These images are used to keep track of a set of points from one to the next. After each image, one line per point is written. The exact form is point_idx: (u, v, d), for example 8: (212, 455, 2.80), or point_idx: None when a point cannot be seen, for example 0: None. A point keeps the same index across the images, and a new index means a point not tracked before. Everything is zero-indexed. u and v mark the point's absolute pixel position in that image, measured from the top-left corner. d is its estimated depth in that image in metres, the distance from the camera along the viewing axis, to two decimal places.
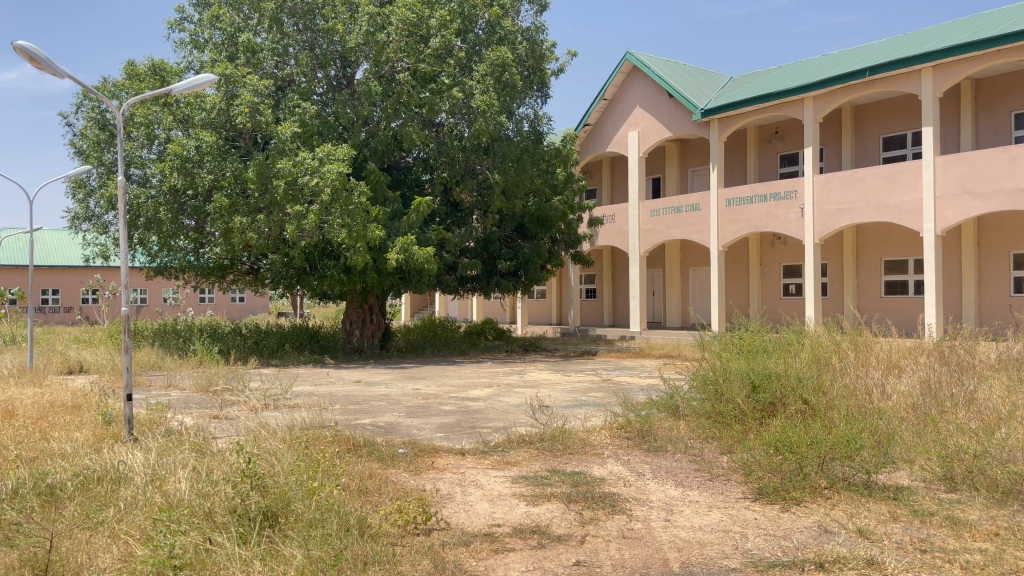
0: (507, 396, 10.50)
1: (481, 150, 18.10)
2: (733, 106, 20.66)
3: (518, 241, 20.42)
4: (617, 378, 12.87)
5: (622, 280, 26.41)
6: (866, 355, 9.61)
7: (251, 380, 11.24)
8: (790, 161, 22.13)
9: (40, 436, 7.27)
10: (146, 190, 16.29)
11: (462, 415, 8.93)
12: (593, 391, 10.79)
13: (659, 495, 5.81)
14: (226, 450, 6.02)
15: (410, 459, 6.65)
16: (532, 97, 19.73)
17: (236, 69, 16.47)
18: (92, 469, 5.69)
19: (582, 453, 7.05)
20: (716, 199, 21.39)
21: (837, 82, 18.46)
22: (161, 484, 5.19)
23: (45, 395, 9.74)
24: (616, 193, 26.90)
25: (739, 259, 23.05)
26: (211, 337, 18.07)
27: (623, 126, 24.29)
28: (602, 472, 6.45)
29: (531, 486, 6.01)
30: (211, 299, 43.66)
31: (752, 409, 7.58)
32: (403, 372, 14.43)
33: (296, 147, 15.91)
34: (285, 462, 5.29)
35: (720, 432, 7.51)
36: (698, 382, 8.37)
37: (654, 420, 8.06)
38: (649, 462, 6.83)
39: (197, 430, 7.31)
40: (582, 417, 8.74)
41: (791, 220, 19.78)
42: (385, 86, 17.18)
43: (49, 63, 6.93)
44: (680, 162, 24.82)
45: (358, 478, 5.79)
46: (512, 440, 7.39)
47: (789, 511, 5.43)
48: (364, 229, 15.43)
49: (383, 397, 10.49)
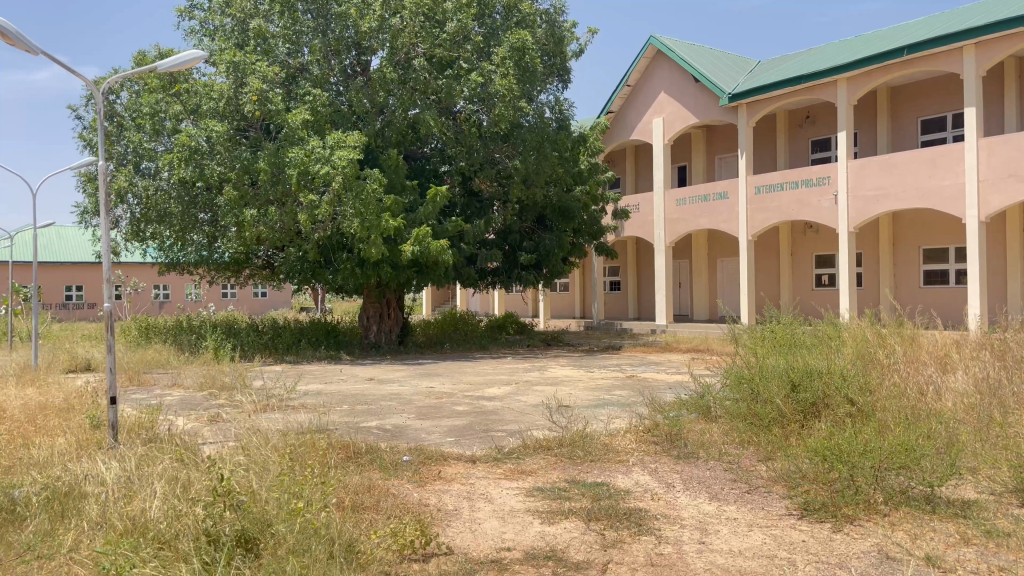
0: (526, 395, 9.87)
1: (500, 137, 17.50)
2: (762, 90, 19.83)
3: (538, 233, 19.72)
4: (642, 374, 12.16)
5: (647, 271, 25.62)
6: (914, 350, 8.83)
7: (256, 379, 10.71)
8: (822, 146, 21.24)
9: (21, 442, 6.81)
10: (156, 183, 16.06)
11: (476, 417, 8.31)
12: (616, 390, 10.13)
13: (691, 511, 5.15)
14: (211, 461, 5.45)
15: (414, 468, 6.04)
16: (553, 84, 18.99)
17: (245, 56, 16.01)
18: (61, 482, 5.14)
19: (603, 461, 6.40)
20: (745, 186, 20.59)
21: (872, 62, 17.57)
22: (129, 500, 4.62)
23: (38, 396, 9.26)
24: (640, 181, 26.12)
25: (769, 249, 22.21)
26: (225, 334, 17.67)
27: (646, 113, 23.52)
28: (627, 483, 5.80)
29: (547, 500, 5.37)
30: (233, 295, 43.42)
31: (792, 411, 6.91)
32: (419, 369, 13.82)
33: (308, 135, 15.38)
34: (267, 479, 4.71)
35: (757, 435, 6.83)
36: (731, 380, 7.68)
37: (684, 422, 7.38)
38: (680, 471, 6.17)
39: (188, 435, 6.77)
40: (604, 419, 8.07)
41: (824, 208, 18.92)
42: (402, 73, 16.53)
43: (20, 38, 6.39)
44: (707, 149, 23.99)
45: (353, 493, 5.21)
46: (528, 445, 6.75)
47: (842, 532, 4.77)
48: (377, 219, 14.84)
49: (394, 396, 9.91)
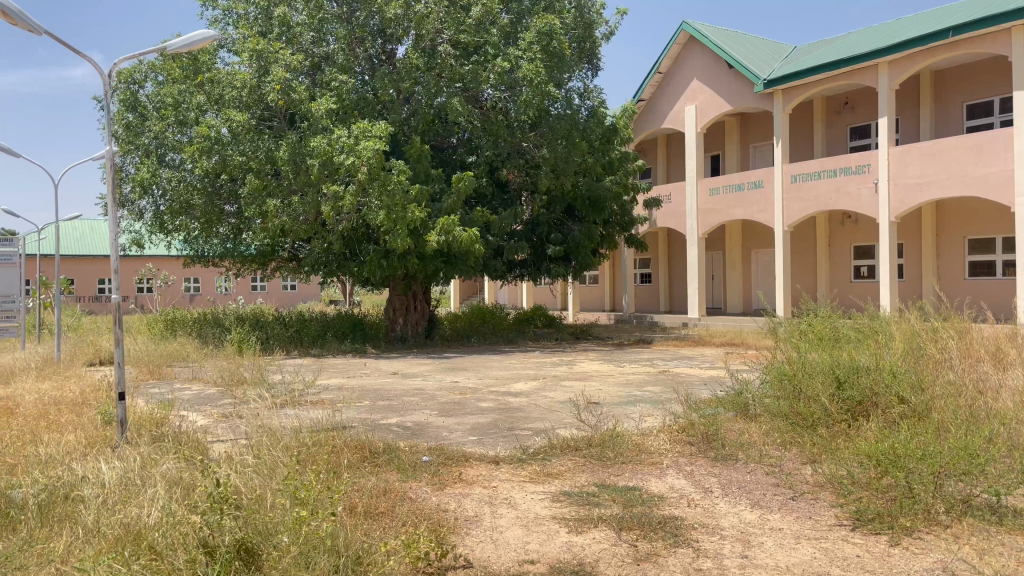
0: (552, 391, 9.49)
1: (527, 126, 17.09)
2: (799, 75, 19.18)
3: (567, 224, 19.27)
4: (675, 369, 11.69)
5: (679, 263, 25.05)
6: (969, 346, 8.28)
7: (276, 373, 10.45)
8: (861, 133, 20.52)
9: (28, 438, 6.60)
10: (180, 174, 15.92)
11: (502, 414, 7.95)
12: (647, 385, 9.70)
13: (730, 520, 4.74)
14: (220, 461, 5.15)
15: (434, 469, 5.69)
16: (583, 71, 18.53)
17: (269, 44, 15.82)
18: (62, 483, 4.87)
19: (636, 464, 5.99)
20: (781, 175, 19.97)
21: (914, 45, 16.87)
22: (126, 504, 4.33)
23: (56, 390, 9.10)
24: (672, 170, 25.52)
25: (806, 240, 21.54)
26: (251, 326, 17.51)
27: (678, 101, 22.95)
28: (661, 488, 5.39)
29: (574, 506, 4.98)
30: (263, 288, 43.58)
31: (838, 410, 6.47)
32: (445, 363, 13.49)
33: (332, 124, 15.15)
34: (272, 486, 4.36)
35: (801, 436, 6.39)
36: (772, 377, 7.24)
37: (721, 421, 6.93)
38: (718, 474, 5.75)
39: (199, 433, 6.51)
40: (637, 417, 7.64)
41: (863, 196, 18.25)
42: (427, 60, 16.21)
43: (23, 17, 6.13)
44: (741, 138, 23.36)
45: (367, 496, 4.88)
46: (555, 445, 6.36)
47: (901, 546, 4.33)
48: (403, 210, 14.51)
49: (416, 391, 9.59)
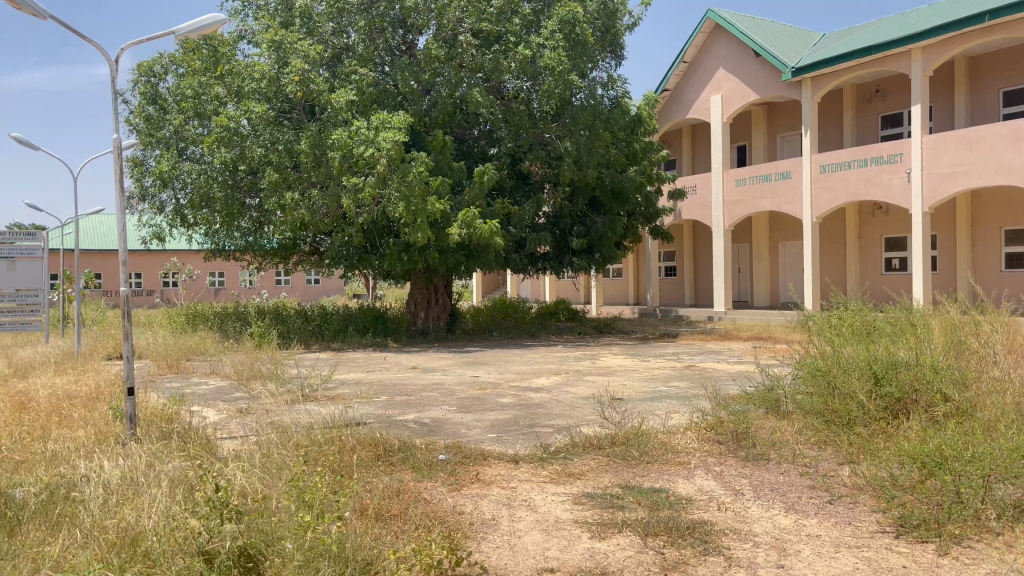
0: (575, 386, 9.22)
1: (550, 116, 16.77)
2: (828, 63, 18.68)
3: (590, 216, 18.94)
4: (702, 364, 11.36)
5: (704, 255, 24.61)
6: (1013, 340, 7.88)
7: (294, 367, 10.27)
8: (892, 122, 19.96)
9: (37, 434, 6.46)
10: (200, 167, 15.81)
11: (522, 410, 7.70)
12: (673, 381, 9.39)
13: (764, 526, 4.45)
14: (227, 461, 4.94)
15: (450, 468, 5.45)
16: (606, 60, 18.17)
17: (289, 35, 15.67)
18: (64, 482, 4.68)
19: (663, 464, 5.71)
20: (809, 165, 19.48)
21: (948, 30, 16.33)
22: (126, 504, 4.14)
23: (71, 384, 8.99)
24: (697, 161, 25.07)
25: (835, 231, 21.02)
26: (272, 320, 17.41)
27: (704, 91, 22.51)
28: (690, 490, 5.11)
29: (597, 510, 4.71)
30: (287, 282, 43.70)
31: (877, 407, 6.14)
32: (466, 357, 13.27)
33: (352, 116, 14.97)
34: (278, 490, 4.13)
35: (837, 435, 6.06)
36: (805, 373, 6.92)
37: (751, 419, 6.61)
38: (749, 475, 5.45)
39: (209, 429, 6.32)
40: (663, 414, 7.34)
41: (895, 186, 17.73)
42: (448, 50, 15.98)
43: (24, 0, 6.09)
44: (768, 128, 22.87)
45: (379, 498, 4.66)
46: (577, 444, 6.08)
47: (950, 556, 4.02)
48: (423, 202, 14.28)
49: (436, 386, 9.37)
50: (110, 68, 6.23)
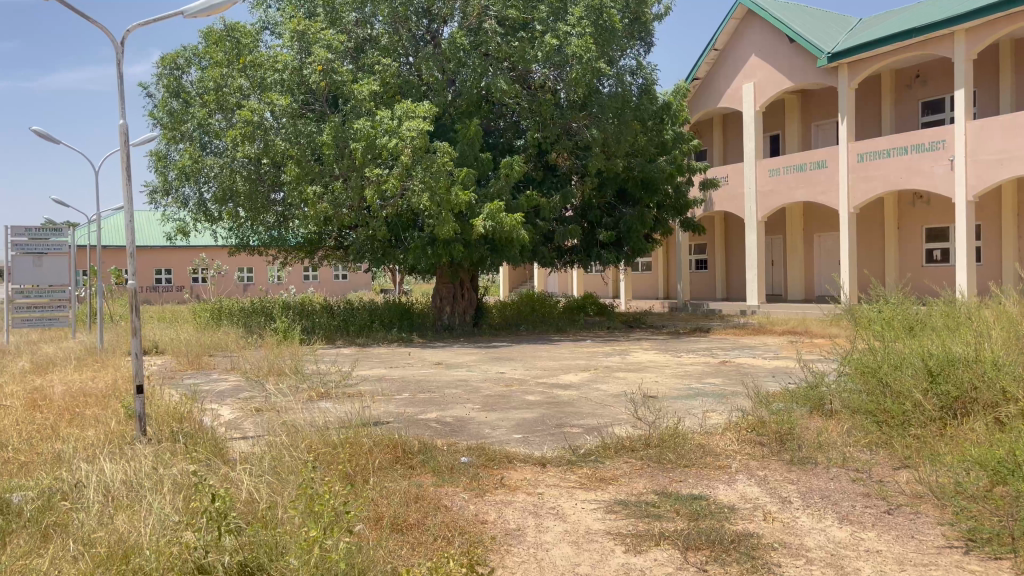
0: (605, 383, 8.82)
1: (577, 106, 16.35)
2: (865, 48, 18.01)
3: (619, 208, 18.49)
4: (737, 360, 10.89)
5: (736, 248, 24.02)
6: None
7: (315, 363, 9.98)
8: (933, 108, 19.25)
9: (47, 433, 6.23)
10: (224, 161, 15.59)
11: (550, 409, 7.32)
12: (708, 378, 8.95)
13: (816, 539, 4.04)
14: (235, 466, 4.63)
15: (473, 472, 5.09)
16: (635, 48, 17.70)
17: (311, 25, 15.41)
18: (62, 487, 4.37)
19: (701, 468, 5.31)
20: (847, 153, 18.83)
21: (994, 11, 15.62)
22: (123, 511, 3.84)
23: (89, 381, 8.79)
24: (729, 152, 24.47)
25: (873, 222, 20.35)
26: (297, 315, 17.23)
27: (735, 79, 21.91)
28: (732, 497, 4.71)
29: (632, 519, 4.33)
30: (315, 277, 43.75)
31: (933, 406, 5.69)
32: (491, 353, 12.92)
33: (375, 106, 14.69)
34: (285, 500, 3.82)
35: (889, 437, 5.63)
36: (853, 370, 6.49)
37: (796, 419, 6.17)
38: (796, 481, 5.03)
39: (222, 429, 6.03)
40: (699, 414, 6.91)
41: (937, 174, 17.06)
42: (473, 39, 15.63)
43: None
44: (803, 116, 22.21)
45: (397, 505, 4.32)
46: (608, 446, 5.69)
47: None
48: (447, 194, 13.93)
49: (460, 382, 9.03)
50: (116, 49, 5.91)
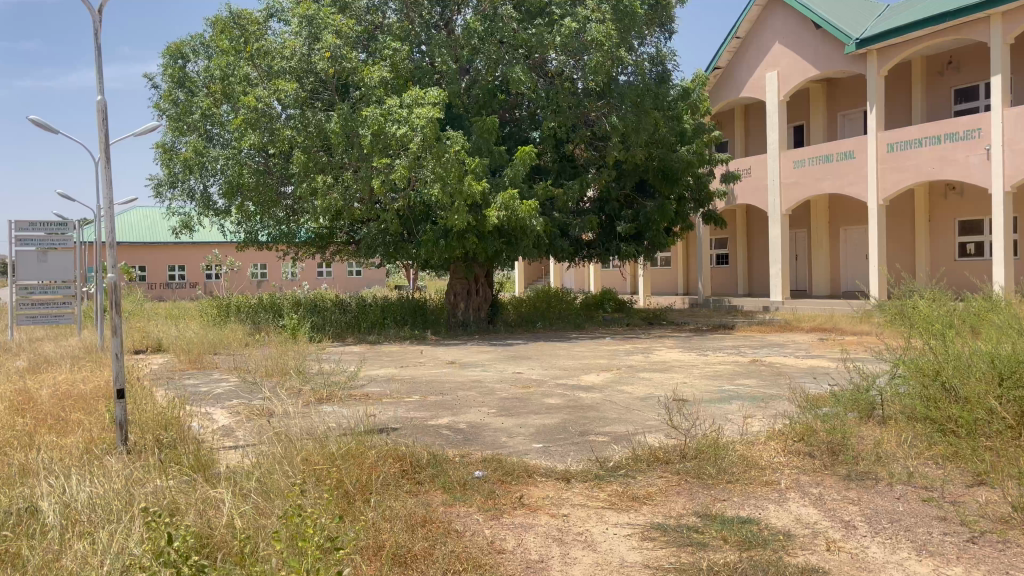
0: (630, 384, 8.19)
1: (596, 94, 15.68)
2: (895, 33, 17.23)
3: (639, 201, 17.82)
4: (769, 359, 10.22)
5: (760, 241, 23.29)
6: None
7: (322, 363, 9.41)
8: (967, 95, 18.44)
9: (23, 440, 5.69)
10: (229, 153, 15.08)
11: (572, 413, 6.72)
12: (741, 379, 8.29)
13: None
14: (214, 486, 4.04)
15: (488, 489, 4.51)
16: (655, 35, 17.02)
17: (321, 11, 14.88)
18: (14, 509, 3.79)
19: (747, 484, 4.68)
20: (876, 143, 18.05)
21: None
22: (75, 544, 3.26)
23: (81, 381, 8.28)
24: (751, 142, 23.70)
25: (903, 214, 19.58)
26: (307, 311, 16.71)
27: (759, 67, 21.15)
28: (786, 521, 4.08)
29: (673, 548, 3.72)
30: (329, 273, 43.43)
31: (1009, 414, 5.03)
32: (506, 351, 12.33)
33: (385, 93, 14.12)
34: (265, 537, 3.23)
35: (958, 447, 4.98)
36: (909, 371, 5.84)
37: (848, 427, 5.53)
38: (857, 501, 4.40)
39: (212, 438, 5.45)
40: (737, 420, 6.27)
41: (973, 164, 16.28)
42: (488, 25, 15.02)
43: None
44: (829, 106, 21.42)
45: (400, 530, 3.73)
46: (639, 458, 5.08)
47: None
48: (460, 183, 13.31)
49: (475, 383, 8.43)
50: (93, 20, 5.32)
